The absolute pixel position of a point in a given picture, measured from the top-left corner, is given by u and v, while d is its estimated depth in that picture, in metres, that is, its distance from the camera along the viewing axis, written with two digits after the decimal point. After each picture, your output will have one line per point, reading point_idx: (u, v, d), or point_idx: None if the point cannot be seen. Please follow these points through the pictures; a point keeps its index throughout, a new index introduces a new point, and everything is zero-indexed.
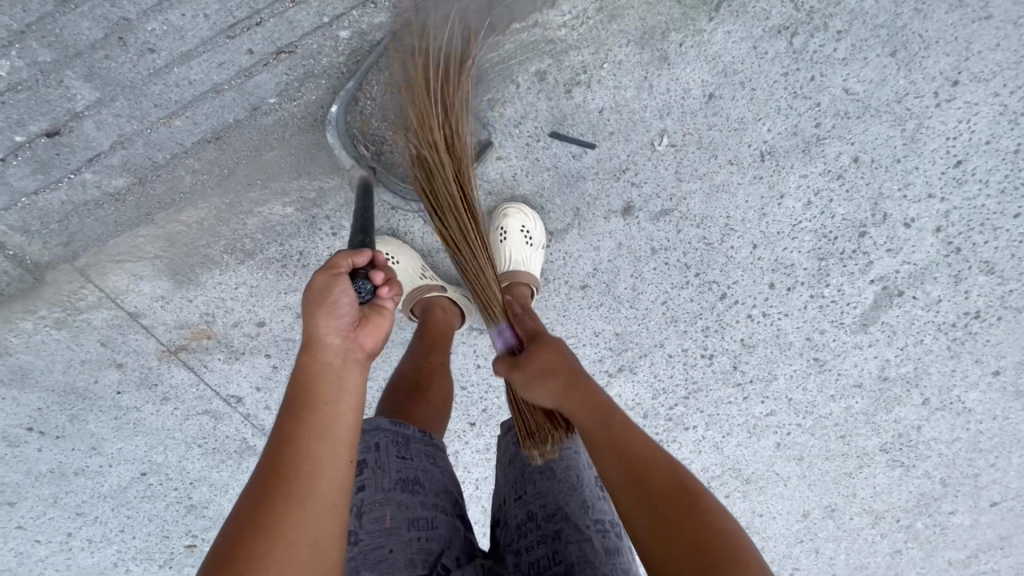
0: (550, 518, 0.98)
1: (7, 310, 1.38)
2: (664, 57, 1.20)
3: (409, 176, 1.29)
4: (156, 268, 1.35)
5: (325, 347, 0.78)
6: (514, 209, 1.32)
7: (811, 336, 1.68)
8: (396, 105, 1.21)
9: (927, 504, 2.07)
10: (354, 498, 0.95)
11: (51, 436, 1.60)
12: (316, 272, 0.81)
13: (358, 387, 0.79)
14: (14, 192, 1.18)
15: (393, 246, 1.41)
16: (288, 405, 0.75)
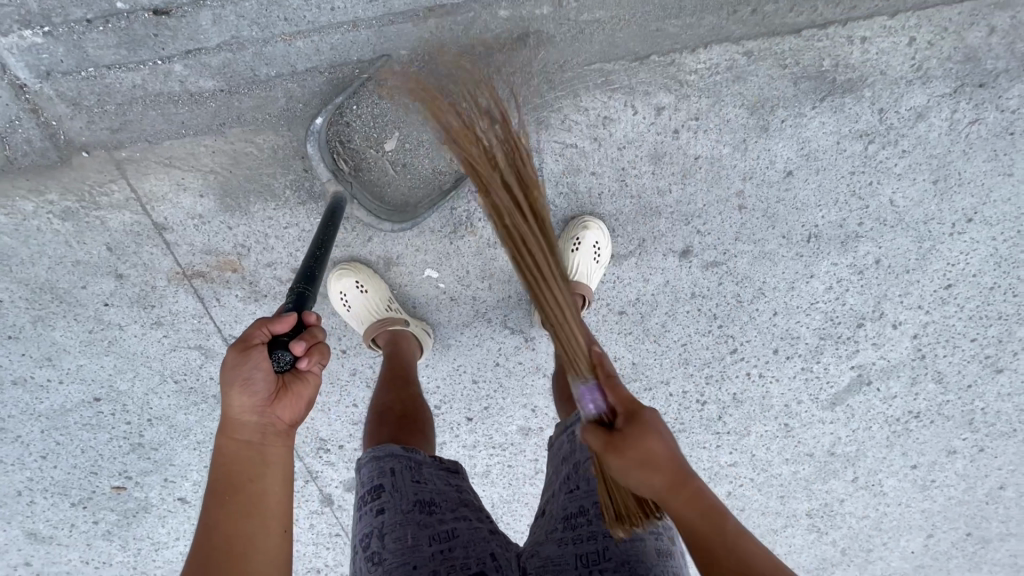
0: (598, 516, 0.98)
1: (6, 184, 1.19)
2: (765, 127, 1.30)
3: (384, 196, 1.28)
4: (205, 183, 1.23)
5: (242, 424, 0.87)
6: (595, 223, 1.34)
7: (789, 404, 1.85)
8: (381, 127, 1.23)
9: (823, 567, 2.23)
10: (376, 521, 1.00)
11: (1, 335, 1.39)
12: (229, 349, 0.86)
13: (280, 458, 0.88)
14: (83, 59, 1.05)
15: (366, 274, 1.38)
16: (213, 480, 0.85)
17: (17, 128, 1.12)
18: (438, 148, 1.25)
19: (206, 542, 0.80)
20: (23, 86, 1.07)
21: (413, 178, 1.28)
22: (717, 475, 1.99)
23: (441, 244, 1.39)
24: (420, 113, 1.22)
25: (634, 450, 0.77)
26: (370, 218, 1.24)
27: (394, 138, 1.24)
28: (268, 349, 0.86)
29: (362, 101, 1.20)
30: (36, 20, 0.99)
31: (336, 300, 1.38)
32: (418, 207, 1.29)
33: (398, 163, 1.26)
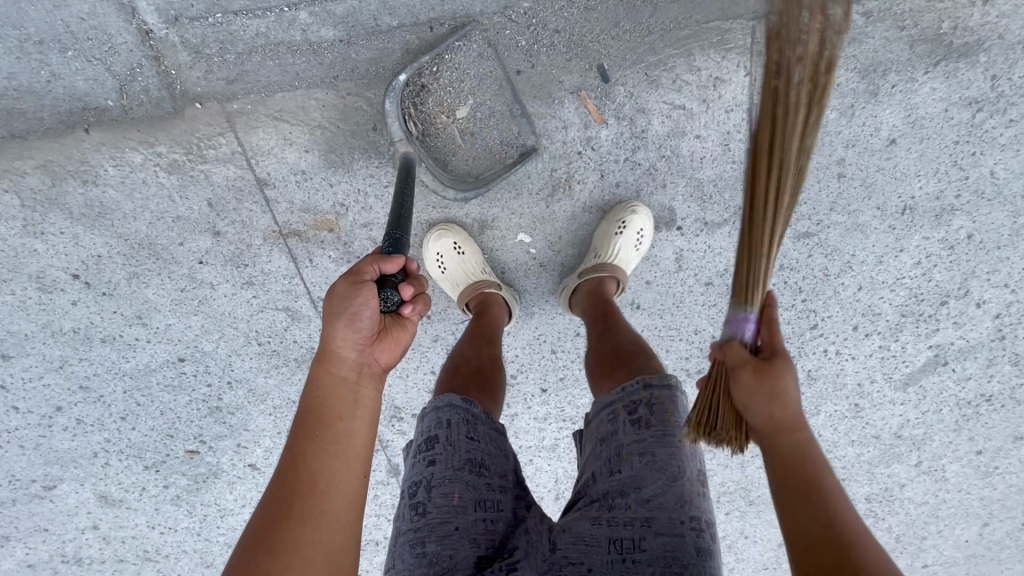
0: (643, 504, 0.91)
1: (118, 133, 1.18)
2: (875, 91, 1.28)
3: (447, 163, 1.27)
4: (312, 138, 1.22)
5: (341, 359, 0.85)
6: (641, 209, 1.34)
7: (862, 383, 1.82)
8: (456, 93, 1.22)
9: None
10: (424, 472, 0.96)
11: (96, 291, 1.39)
12: (340, 281, 0.85)
13: (372, 401, 0.85)
14: (213, 4, 1.05)
15: (462, 236, 1.37)
16: (303, 410, 0.82)
17: (137, 76, 1.11)
18: (508, 118, 1.25)
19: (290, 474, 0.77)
20: (149, 32, 1.07)
21: (478, 148, 1.27)
22: None
23: (537, 207, 1.37)
24: (495, 83, 1.22)
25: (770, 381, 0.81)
26: (434, 183, 1.23)
27: (465, 105, 1.23)
28: (378, 287, 0.86)
29: (443, 68, 1.20)
30: None
31: (432, 260, 1.37)
32: (480, 178, 1.28)
33: (467, 132, 1.25)
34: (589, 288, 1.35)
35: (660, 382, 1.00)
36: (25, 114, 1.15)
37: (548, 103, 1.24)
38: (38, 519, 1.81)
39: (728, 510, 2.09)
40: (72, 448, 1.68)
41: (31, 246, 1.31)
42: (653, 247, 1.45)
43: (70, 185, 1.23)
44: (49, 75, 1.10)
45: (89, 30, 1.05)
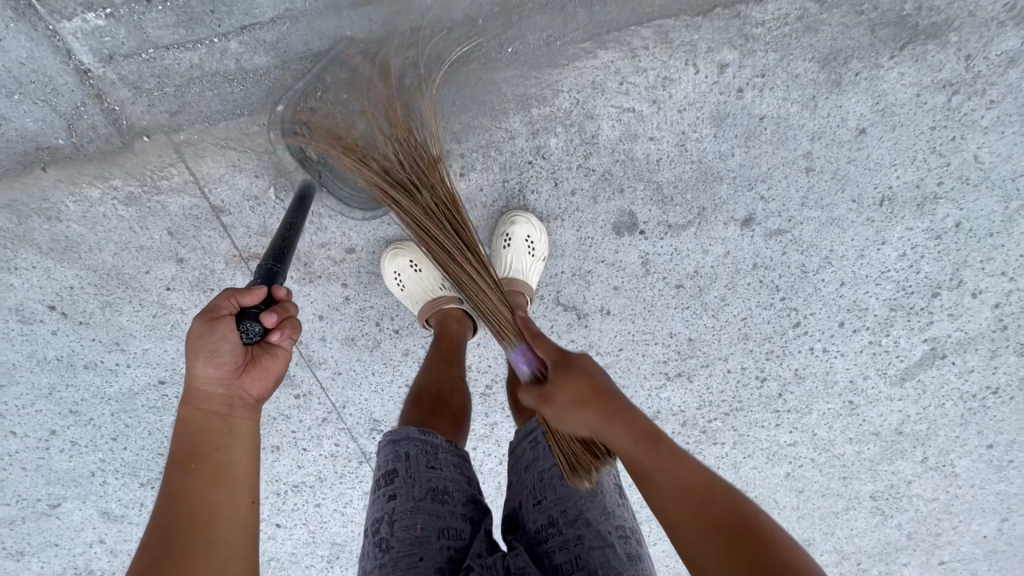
0: (570, 524, 0.93)
1: (74, 170, 1.21)
2: (838, 80, 1.21)
3: (357, 182, 1.26)
4: (260, 163, 1.23)
5: (208, 395, 0.87)
6: (523, 217, 1.30)
7: (855, 380, 1.75)
8: (338, 112, 1.14)
9: (887, 553, 2.12)
10: (386, 507, 0.95)
11: (73, 320, 1.44)
12: (197, 318, 0.85)
13: (248, 430, 0.88)
14: (144, 41, 1.05)
15: (416, 253, 1.37)
16: (175, 452, 0.82)
17: (82, 114, 1.13)
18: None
19: (169, 511, 0.76)
20: (86, 71, 1.08)
21: None
22: (775, 456, 1.92)
23: (494, 219, 1.34)
24: (384, 100, 1.15)
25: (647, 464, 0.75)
26: (339, 203, 1.27)
27: None
28: (237, 320, 0.86)
29: (322, 90, 1.12)
30: (97, 2, 0.99)
31: (391, 279, 1.37)
32: None
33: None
34: None
35: None
36: None
37: (491, 117, 1.21)
38: (48, 535, 1.90)
39: None
40: (71, 468, 1.75)
41: (7, 281, 1.36)
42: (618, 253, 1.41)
43: (35, 222, 1.27)
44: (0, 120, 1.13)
45: (30, 73, 1.06)
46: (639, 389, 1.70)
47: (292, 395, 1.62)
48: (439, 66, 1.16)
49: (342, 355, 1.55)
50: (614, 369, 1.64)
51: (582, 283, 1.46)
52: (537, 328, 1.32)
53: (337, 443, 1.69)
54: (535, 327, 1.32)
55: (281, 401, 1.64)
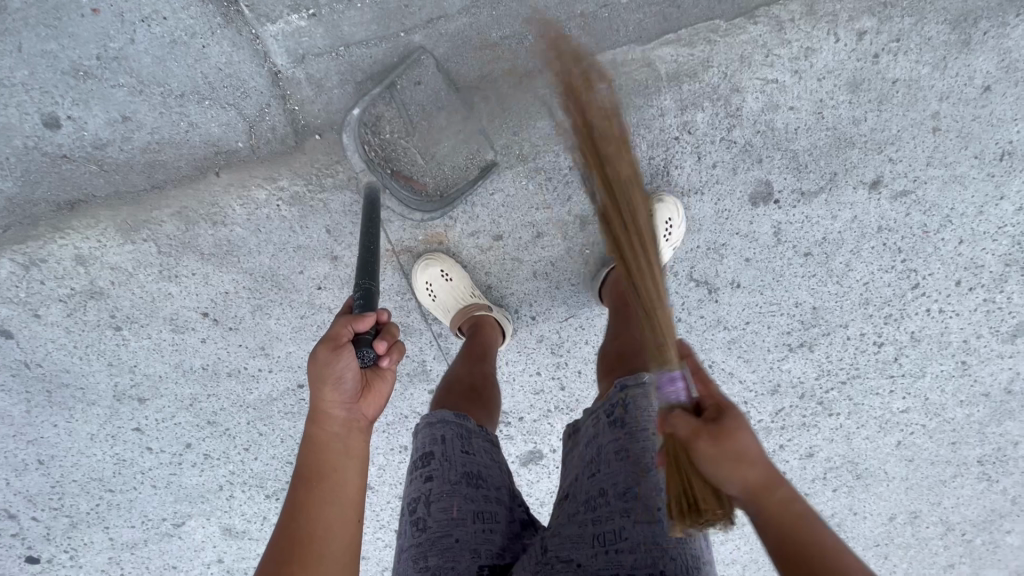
0: (621, 497, 0.89)
1: (245, 172, 1.24)
2: (967, 40, 1.29)
3: (418, 184, 1.29)
4: (399, 164, 1.27)
5: (329, 416, 0.86)
6: (667, 200, 1.35)
7: (968, 339, 1.78)
8: (410, 121, 1.23)
9: (993, 520, 2.11)
10: (423, 488, 0.96)
11: (223, 326, 1.45)
12: (321, 345, 0.84)
13: (361, 449, 0.88)
14: (335, 39, 1.13)
15: (448, 262, 1.39)
16: (299, 467, 0.84)
17: (265, 116, 1.18)
18: (467, 140, 1.26)
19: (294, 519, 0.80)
20: (278, 71, 1.15)
21: (443, 165, 1.28)
22: (887, 424, 1.94)
23: None
24: (457, 109, 1.23)
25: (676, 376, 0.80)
26: (401, 207, 1.29)
27: (424, 126, 1.24)
28: (356, 346, 0.86)
29: (395, 99, 1.21)
30: (303, 4, 1.08)
31: (422, 290, 1.38)
32: (446, 195, 1.31)
33: (427, 153, 1.26)
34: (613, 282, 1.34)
35: (637, 382, 0.99)
36: (163, 166, 1.21)
37: (645, 95, 1.27)
38: (167, 558, 1.86)
39: (835, 486, 2.05)
40: (199, 483, 1.74)
41: (166, 290, 1.38)
42: (752, 223, 1.46)
43: (202, 228, 1.30)
44: (187, 126, 1.17)
45: (225, 77, 1.13)
46: (762, 362, 1.73)
47: (426, 391, 1.62)
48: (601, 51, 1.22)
49: None
50: (738, 344, 1.68)
51: (715, 257, 1.51)
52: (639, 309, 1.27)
53: None
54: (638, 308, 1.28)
55: (415, 399, 1.63)
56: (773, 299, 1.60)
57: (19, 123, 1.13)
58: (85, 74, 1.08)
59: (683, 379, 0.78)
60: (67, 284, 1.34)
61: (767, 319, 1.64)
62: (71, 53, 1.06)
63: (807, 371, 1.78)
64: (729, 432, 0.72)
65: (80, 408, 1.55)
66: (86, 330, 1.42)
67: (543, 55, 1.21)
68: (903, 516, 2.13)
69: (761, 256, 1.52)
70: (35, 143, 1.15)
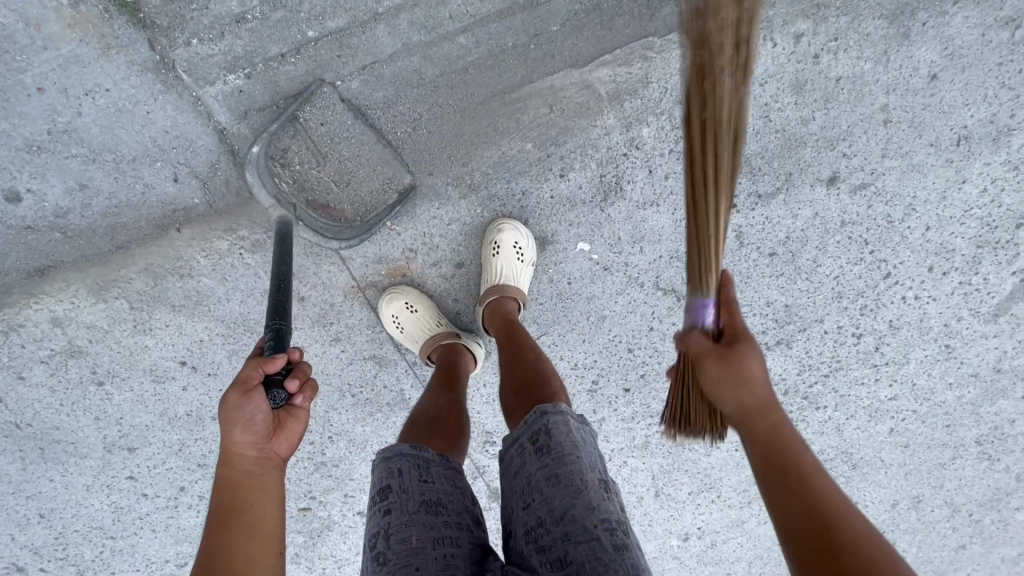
0: (558, 522, 0.90)
1: (203, 226, 1.27)
2: (905, 33, 1.30)
3: (334, 210, 1.30)
4: (319, 194, 1.27)
5: (242, 457, 0.91)
6: (509, 225, 1.35)
7: (949, 323, 1.76)
8: (319, 151, 1.23)
9: (998, 499, 2.08)
10: (382, 522, 0.97)
11: (202, 372, 1.48)
12: (230, 391, 0.89)
13: (276, 485, 0.92)
14: (275, 93, 1.17)
15: (411, 294, 1.41)
16: (214, 509, 0.87)
17: (216, 171, 1.21)
18: (380, 164, 1.27)
19: (211, 560, 0.83)
20: (224, 128, 1.18)
21: (359, 192, 1.29)
22: (878, 412, 1.93)
23: (594, 215, 1.40)
24: (370, 138, 1.24)
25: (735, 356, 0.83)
26: (317, 236, 1.29)
27: (334, 154, 1.24)
28: (266, 388, 0.92)
29: (307, 132, 1.21)
30: (239, 64, 1.13)
31: (389, 323, 1.40)
32: (365, 220, 1.32)
33: (342, 181, 1.27)
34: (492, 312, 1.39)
35: (554, 409, 1.01)
36: (124, 227, 1.25)
37: (588, 117, 1.28)
38: None
39: (833, 477, 2.04)
40: (197, 523, 1.77)
41: (143, 343, 1.42)
42: None
43: (169, 281, 1.34)
44: (142, 188, 1.20)
45: (174, 139, 1.16)
46: None
47: None
48: (539, 80, 1.25)
49: None
50: None
51: (680, 265, 1.51)
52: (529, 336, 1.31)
53: None
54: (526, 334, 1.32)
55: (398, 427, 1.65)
56: (744, 300, 1.61)
57: None
58: (38, 148, 1.12)
59: (712, 305, 0.92)
60: (47, 345, 1.39)
61: (741, 320, 1.65)
62: (24, 130, 1.11)
63: (789, 367, 1.78)
64: (738, 366, 0.82)
65: (73, 461, 1.59)
66: (70, 388, 1.46)
67: (479, 88, 1.24)
68: (905, 501, 2.11)
69: (726, 259, 1.53)
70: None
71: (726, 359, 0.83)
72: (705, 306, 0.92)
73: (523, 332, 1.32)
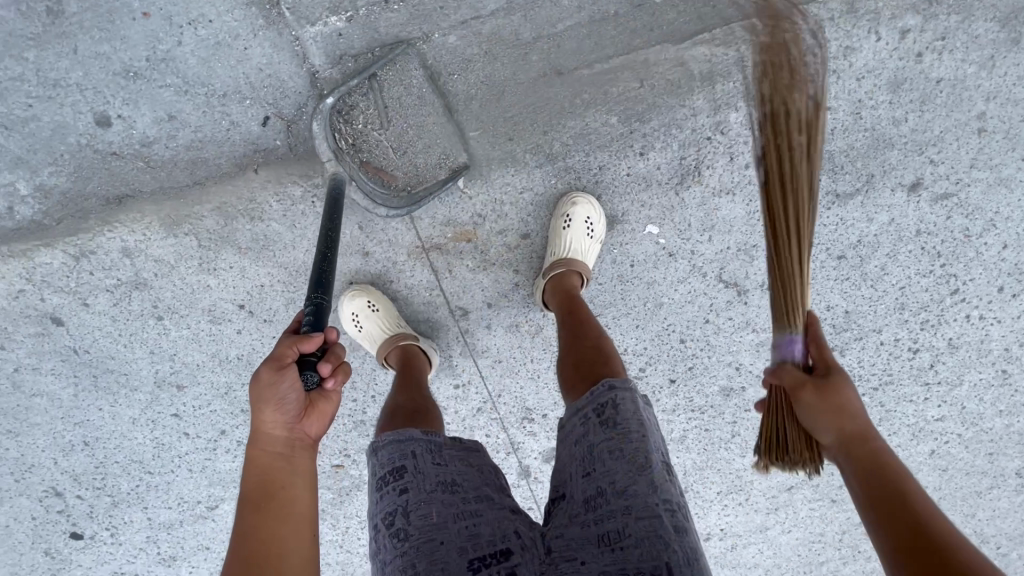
0: (619, 495, 0.94)
1: (282, 169, 1.27)
2: (1017, 38, 1.25)
3: (387, 177, 1.30)
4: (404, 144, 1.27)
5: (272, 437, 0.93)
6: (583, 199, 1.33)
7: (1010, 347, 1.72)
8: (385, 115, 1.24)
9: None
10: (399, 500, 0.98)
11: (258, 318, 1.49)
12: (263, 367, 0.89)
13: (308, 466, 0.94)
14: (372, 41, 1.19)
15: (371, 293, 1.45)
16: (247, 488, 0.91)
17: (302, 114, 1.22)
18: (439, 139, 1.28)
19: (245, 538, 0.86)
20: (317, 72, 1.19)
21: (415, 162, 1.29)
22: (920, 431, 1.88)
23: (668, 198, 1.38)
24: (461, 93, 1.25)
25: (812, 393, 0.94)
26: (365, 200, 1.29)
27: (401, 119, 1.25)
28: (299, 369, 0.91)
29: (405, 79, 1.23)
30: (341, 7, 1.14)
31: (349, 320, 1.45)
32: (413, 193, 1.31)
33: (399, 148, 1.27)
34: (554, 284, 1.37)
35: (622, 384, 1.02)
36: (204, 163, 1.25)
37: (678, 96, 1.26)
38: (201, 539, 1.93)
39: None
40: (233, 468, 1.80)
41: (205, 282, 1.44)
42: None
43: (240, 223, 1.35)
44: (228, 125, 1.21)
45: (266, 78, 1.17)
46: None
47: (452, 386, 1.65)
48: (634, 52, 1.22)
49: (506, 342, 1.58)
50: (766, 347, 1.66)
51: (746, 257, 1.49)
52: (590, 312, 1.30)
53: (489, 433, 1.73)
54: (588, 310, 1.31)
55: (441, 392, 1.66)
56: (804, 302, 1.58)
57: (72, 121, 1.17)
58: (135, 75, 1.14)
59: (801, 340, 1.00)
60: (114, 275, 1.41)
61: None
62: (123, 55, 1.12)
63: (839, 376, 1.75)
64: (835, 399, 0.93)
65: (124, 393, 1.62)
66: (130, 319, 1.48)
67: (575, 55, 1.22)
68: None
69: None
70: (87, 140, 1.20)
71: (822, 389, 0.93)
72: (792, 341, 1.00)
73: (585, 308, 1.31)
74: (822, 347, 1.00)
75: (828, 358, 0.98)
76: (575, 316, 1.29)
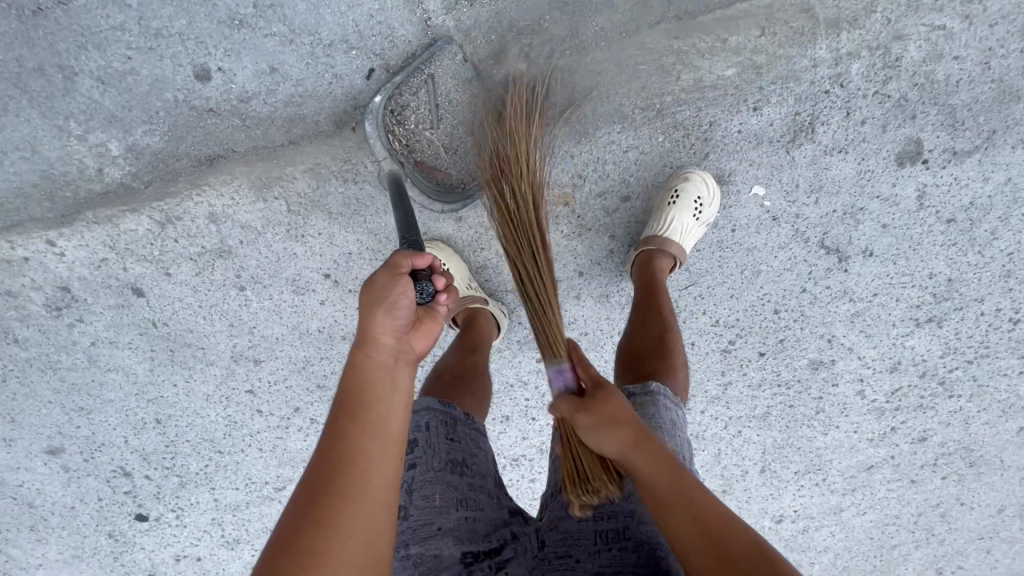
0: (626, 493, 0.97)
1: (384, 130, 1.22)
2: None
3: (440, 174, 1.28)
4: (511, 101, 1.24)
5: (379, 347, 0.82)
6: (697, 175, 1.29)
7: None
8: (437, 112, 1.23)
9: None
10: (407, 476, 1.00)
11: (343, 288, 1.44)
12: (379, 273, 0.85)
13: (407, 387, 0.82)
14: None
15: (446, 254, 1.37)
16: (337, 397, 0.79)
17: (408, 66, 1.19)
18: None
19: (329, 449, 0.75)
20: (429, 19, 1.16)
21: (469, 156, 1.27)
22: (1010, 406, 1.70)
23: (777, 156, 1.32)
24: (573, 47, 1.21)
25: (598, 413, 0.86)
26: (420, 198, 1.26)
27: (459, 114, 1.24)
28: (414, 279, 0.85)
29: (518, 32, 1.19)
30: None
31: None
32: (467, 188, 1.28)
33: (451, 146, 1.25)
34: (643, 262, 1.34)
35: (655, 390, 1.08)
36: (302, 120, 1.22)
37: (800, 45, 1.22)
38: (266, 522, 1.84)
39: (946, 474, 1.79)
40: (303, 448, 1.72)
41: (292, 250, 1.38)
42: (896, 186, 1.37)
43: (333, 184, 1.29)
44: (332, 78, 1.18)
45: (376, 25, 1.14)
46: (886, 336, 1.60)
47: (535, 360, 1.56)
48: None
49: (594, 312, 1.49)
50: (863, 318, 1.57)
51: (852, 220, 1.42)
52: (668, 301, 1.28)
53: None
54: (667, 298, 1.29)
55: (522, 367, 1.57)
56: (908, 269, 1.50)
57: (171, 75, 1.15)
58: (241, 23, 1.11)
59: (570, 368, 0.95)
60: (199, 242, 1.36)
61: (899, 291, 1.53)
62: (230, 1, 1.09)
63: (932, 348, 1.62)
64: (614, 413, 0.86)
65: (199, 367, 1.57)
66: (212, 290, 1.44)
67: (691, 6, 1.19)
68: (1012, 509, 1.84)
69: (900, 222, 1.43)
70: (184, 96, 1.17)
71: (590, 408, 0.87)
72: (562, 370, 0.95)
73: (664, 294, 1.29)
74: (587, 363, 0.95)
75: (592, 371, 0.92)
76: (653, 302, 1.27)
